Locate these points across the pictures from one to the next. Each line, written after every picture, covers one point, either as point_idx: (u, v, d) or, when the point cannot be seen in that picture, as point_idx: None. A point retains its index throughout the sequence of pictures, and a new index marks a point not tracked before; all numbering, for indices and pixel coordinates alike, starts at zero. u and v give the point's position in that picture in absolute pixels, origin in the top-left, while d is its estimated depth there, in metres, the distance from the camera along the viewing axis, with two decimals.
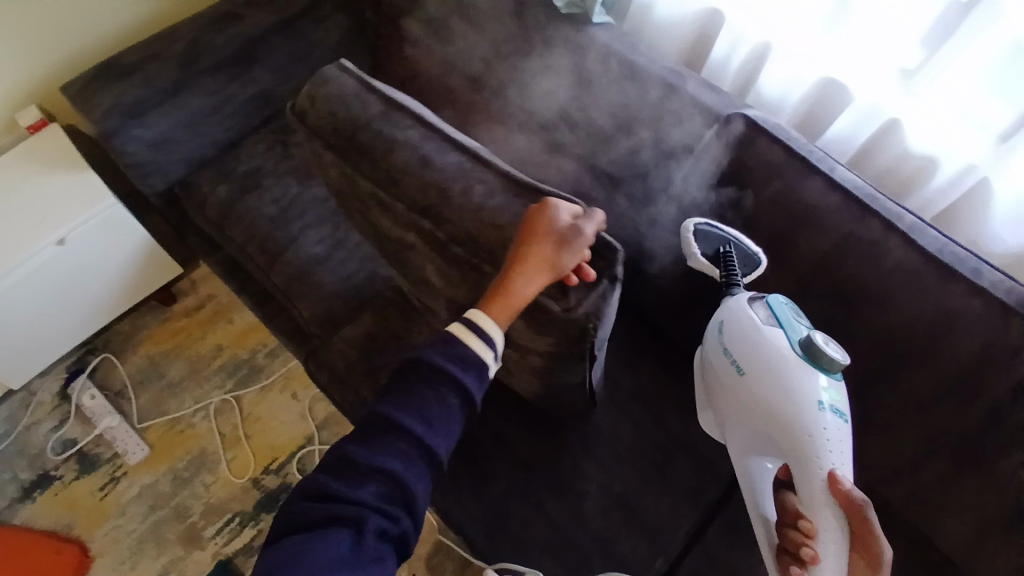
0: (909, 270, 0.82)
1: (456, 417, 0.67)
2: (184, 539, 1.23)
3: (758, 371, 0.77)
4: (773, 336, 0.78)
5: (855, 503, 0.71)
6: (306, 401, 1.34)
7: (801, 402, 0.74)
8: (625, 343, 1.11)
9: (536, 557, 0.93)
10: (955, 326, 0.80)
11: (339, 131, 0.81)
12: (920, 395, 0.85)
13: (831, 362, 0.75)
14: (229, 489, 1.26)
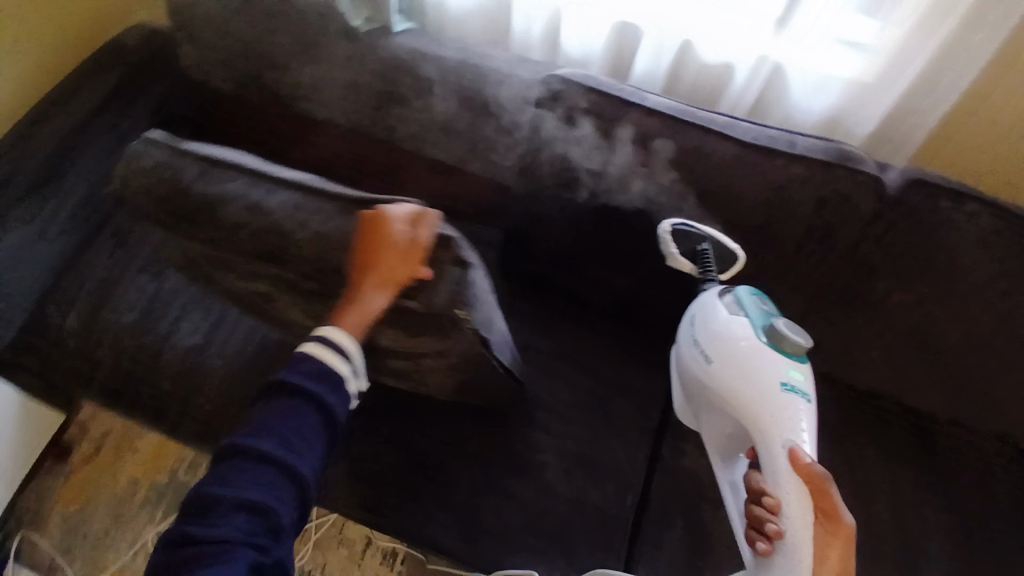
0: (738, 157, 0.92)
1: (310, 425, 0.69)
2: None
3: (727, 360, 0.81)
4: (738, 324, 0.83)
5: (817, 475, 0.72)
6: None
7: (766, 386, 0.78)
8: (530, 315, 1.13)
9: (521, 541, 0.93)
10: (785, 190, 0.91)
11: (169, 205, 0.76)
12: (784, 258, 0.96)
13: (795, 347, 0.80)
14: None
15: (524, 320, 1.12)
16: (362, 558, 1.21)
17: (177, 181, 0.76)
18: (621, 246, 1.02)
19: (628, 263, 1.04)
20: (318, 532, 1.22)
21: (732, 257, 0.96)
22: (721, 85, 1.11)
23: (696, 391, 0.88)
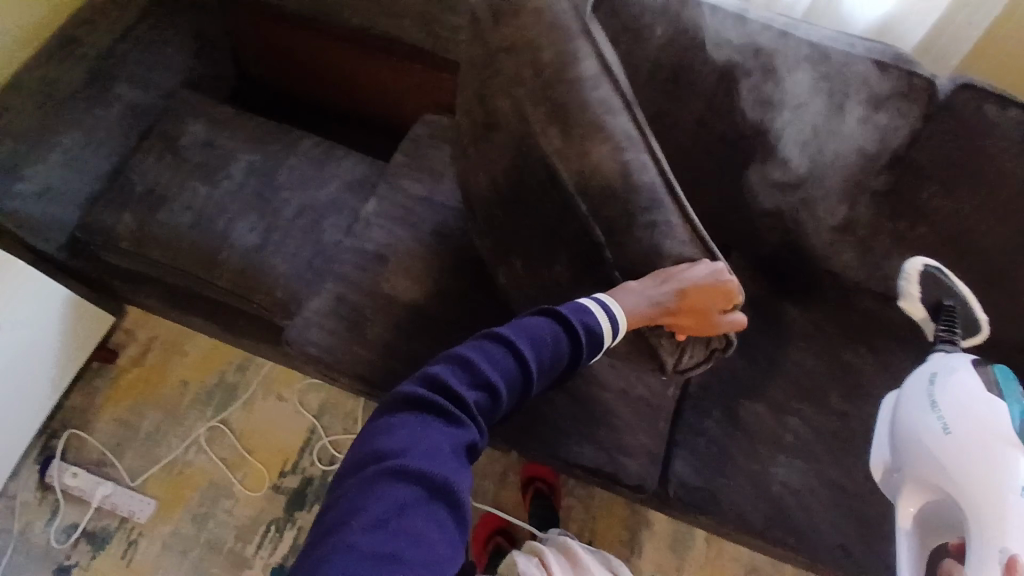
0: (793, 60, 0.95)
1: (565, 355, 0.72)
2: (230, 566, 1.19)
3: (971, 435, 0.79)
4: (993, 407, 0.81)
5: None
6: (294, 397, 1.29)
7: (1003, 482, 0.75)
8: None
9: (570, 427, 0.97)
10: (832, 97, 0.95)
11: (556, 72, 0.80)
12: (829, 164, 0.99)
13: None
14: (253, 505, 1.22)
15: None
16: None
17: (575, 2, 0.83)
18: (672, 152, 1.04)
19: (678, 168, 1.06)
20: None
21: (974, 326, 1.04)
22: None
23: (912, 454, 0.84)
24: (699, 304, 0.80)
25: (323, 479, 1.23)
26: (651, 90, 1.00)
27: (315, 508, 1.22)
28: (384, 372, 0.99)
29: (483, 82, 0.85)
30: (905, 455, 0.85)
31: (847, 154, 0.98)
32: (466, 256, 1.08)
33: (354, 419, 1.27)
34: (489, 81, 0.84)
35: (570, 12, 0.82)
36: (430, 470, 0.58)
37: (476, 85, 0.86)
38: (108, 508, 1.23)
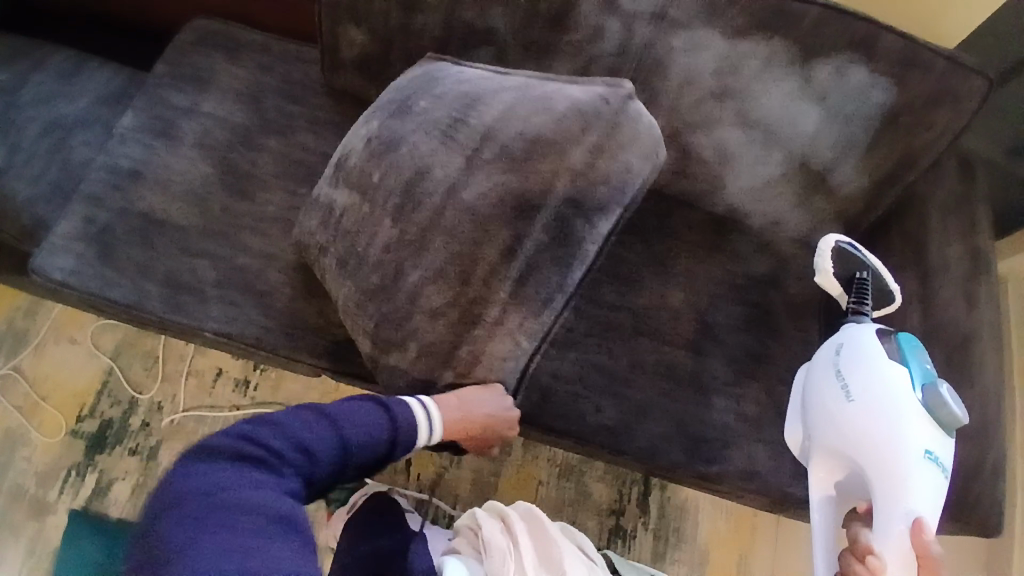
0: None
1: (380, 432, 0.76)
2: (30, 512, 1.15)
3: (874, 399, 0.79)
4: (895, 372, 0.79)
5: (931, 553, 0.72)
6: (89, 339, 1.24)
7: (911, 453, 0.75)
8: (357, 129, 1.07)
9: (335, 332, 0.97)
10: None
11: (583, 199, 0.80)
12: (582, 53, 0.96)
13: (953, 419, 0.77)
14: (54, 449, 1.18)
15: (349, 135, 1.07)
16: (211, 390, 1.24)
17: (650, 153, 0.82)
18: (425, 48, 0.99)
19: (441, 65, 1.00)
20: (165, 370, 1.25)
21: (888, 298, 0.94)
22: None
23: (826, 432, 0.82)
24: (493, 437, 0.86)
25: (124, 418, 1.21)
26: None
27: (117, 449, 1.19)
28: (137, 294, 0.95)
29: (548, 131, 0.81)
30: (816, 428, 0.84)
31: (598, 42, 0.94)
32: (228, 168, 1.02)
33: (153, 358, 1.25)
34: (548, 144, 0.80)
35: (630, 182, 0.82)
36: (247, 503, 0.63)
37: (541, 117, 0.82)
38: None
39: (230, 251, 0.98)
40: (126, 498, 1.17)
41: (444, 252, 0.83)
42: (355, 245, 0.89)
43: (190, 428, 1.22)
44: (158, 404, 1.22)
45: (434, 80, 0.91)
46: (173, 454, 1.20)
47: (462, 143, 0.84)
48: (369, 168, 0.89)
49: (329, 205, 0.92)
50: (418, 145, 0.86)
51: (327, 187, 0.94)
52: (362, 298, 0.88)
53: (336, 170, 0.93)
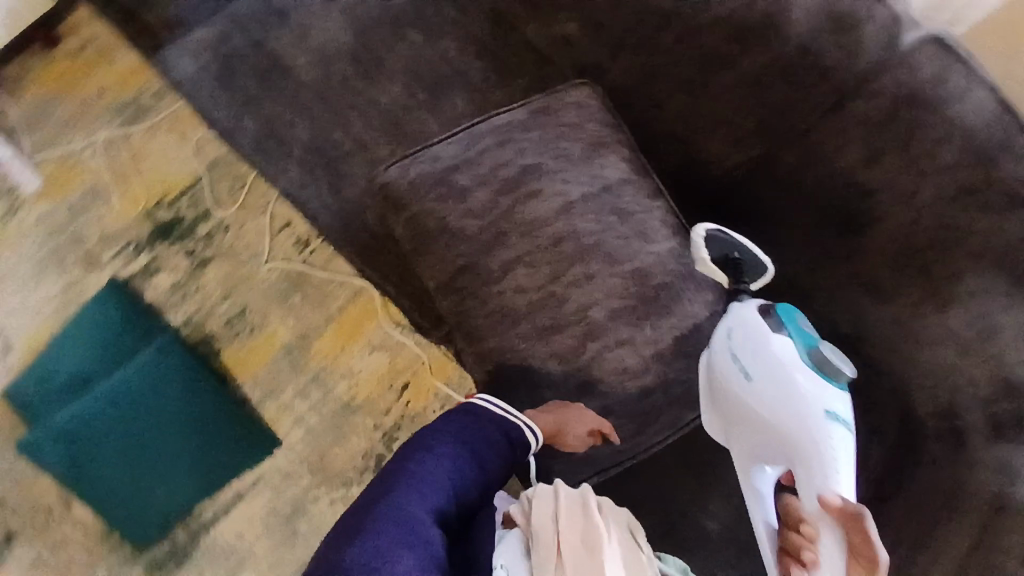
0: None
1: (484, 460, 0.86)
2: (83, 263, 1.25)
3: (772, 378, 0.69)
4: (784, 346, 0.69)
5: (851, 514, 0.62)
6: (195, 141, 1.29)
7: (807, 413, 0.66)
8: (497, 56, 1.01)
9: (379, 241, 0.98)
10: None
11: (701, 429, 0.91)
12: (752, 81, 0.82)
13: (839, 373, 0.67)
14: (126, 219, 1.26)
15: (486, 59, 1.01)
16: (275, 235, 1.28)
17: None
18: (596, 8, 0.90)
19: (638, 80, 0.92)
20: (246, 199, 1.28)
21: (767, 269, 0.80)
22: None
23: (730, 400, 0.74)
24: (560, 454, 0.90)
25: (193, 222, 1.27)
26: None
27: (176, 245, 1.26)
28: (237, 127, 1.00)
29: None
30: (728, 411, 0.75)
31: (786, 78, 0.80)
32: (364, 44, 1.00)
33: (241, 184, 1.28)
34: None
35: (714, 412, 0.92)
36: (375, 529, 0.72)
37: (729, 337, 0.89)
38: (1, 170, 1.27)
39: (329, 124, 0.98)
40: (164, 289, 1.25)
41: (574, 378, 0.84)
42: (508, 298, 0.84)
43: (242, 258, 1.27)
44: (226, 225, 1.27)
45: (651, 202, 0.87)
46: (218, 273, 1.26)
47: (676, 321, 0.83)
48: (568, 254, 0.83)
49: (498, 236, 0.84)
50: (606, 268, 0.82)
51: (494, 219, 0.85)
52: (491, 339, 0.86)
53: (507, 216, 0.84)
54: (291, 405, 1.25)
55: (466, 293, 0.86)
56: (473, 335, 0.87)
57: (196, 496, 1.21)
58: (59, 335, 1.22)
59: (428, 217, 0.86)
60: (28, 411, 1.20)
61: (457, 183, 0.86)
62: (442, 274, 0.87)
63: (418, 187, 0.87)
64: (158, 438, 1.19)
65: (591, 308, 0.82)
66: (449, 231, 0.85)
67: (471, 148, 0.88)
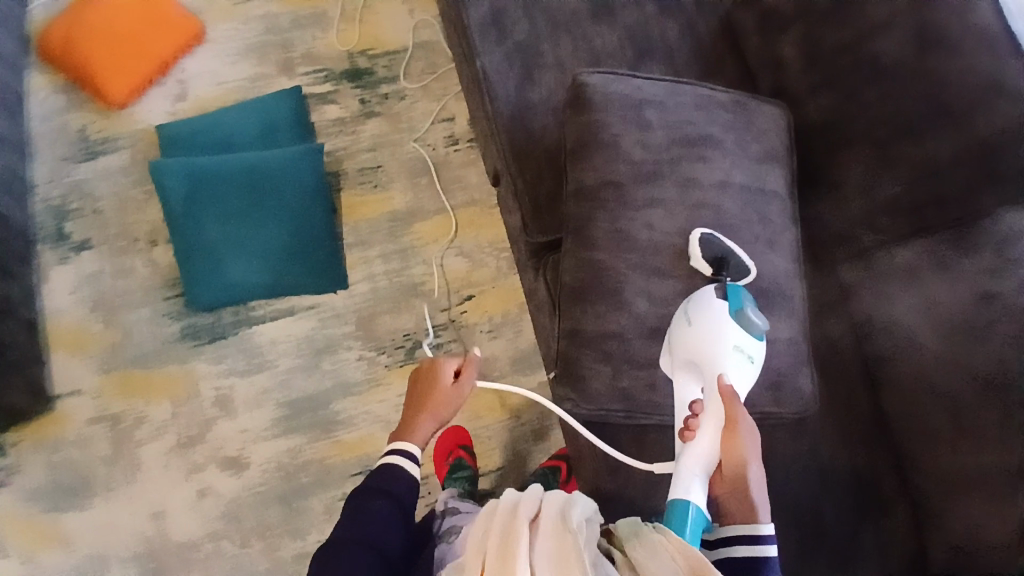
0: (988, 28, 0.87)
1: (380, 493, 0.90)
2: (278, 66, 1.40)
3: (707, 324, 0.85)
4: (715, 305, 0.86)
5: (730, 402, 0.84)
6: (418, 20, 1.44)
7: (720, 347, 0.85)
8: (704, 56, 1.12)
9: (536, 146, 1.07)
10: (1001, 99, 0.86)
11: None
12: (936, 163, 0.91)
13: (752, 325, 0.86)
14: (330, 50, 1.41)
15: (694, 53, 1.12)
16: (436, 122, 1.39)
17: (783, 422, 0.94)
18: (823, 43, 0.98)
19: (828, 125, 1.00)
20: (431, 83, 1.41)
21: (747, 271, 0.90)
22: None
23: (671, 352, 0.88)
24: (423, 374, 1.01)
25: (380, 79, 1.40)
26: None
27: (357, 90, 1.39)
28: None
29: (788, 365, 0.92)
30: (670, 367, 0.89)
31: (960, 169, 0.90)
32: None
33: (433, 70, 1.42)
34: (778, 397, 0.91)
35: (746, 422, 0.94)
36: None
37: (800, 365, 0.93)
38: None
39: (546, 38, 1.11)
40: (329, 118, 1.38)
41: (655, 322, 0.89)
42: (637, 230, 0.91)
43: (401, 126, 1.39)
44: (403, 95, 1.40)
45: (788, 225, 0.97)
46: (376, 128, 1.38)
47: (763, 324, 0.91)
48: (706, 220, 0.92)
49: (655, 173, 0.92)
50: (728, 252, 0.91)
51: (662, 159, 0.93)
52: (600, 258, 0.91)
53: (672, 165, 0.93)
54: (371, 261, 1.32)
55: (601, 205, 0.92)
56: (586, 241, 0.92)
57: (256, 290, 1.26)
58: (228, 107, 1.35)
59: (606, 129, 0.93)
60: (172, 146, 1.31)
61: (645, 116, 0.94)
62: (590, 178, 0.93)
63: (611, 101, 0.94)
64: (260, 224, 1.27)
65: (699, 276, 0.90)
66: (617, 147, 0.93)
67: (665, 98, 0.96)
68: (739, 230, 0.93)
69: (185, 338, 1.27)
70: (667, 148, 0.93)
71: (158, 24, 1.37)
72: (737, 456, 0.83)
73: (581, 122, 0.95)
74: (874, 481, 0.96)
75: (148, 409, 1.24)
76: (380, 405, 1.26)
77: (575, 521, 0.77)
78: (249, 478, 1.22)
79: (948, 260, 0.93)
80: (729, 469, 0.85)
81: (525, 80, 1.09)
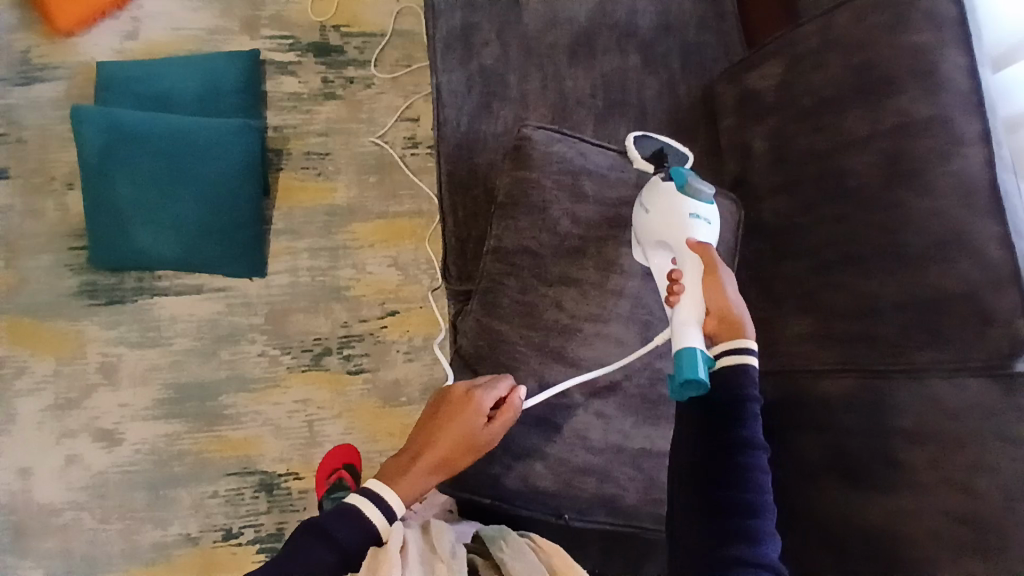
0: (969, 181, 0.78)
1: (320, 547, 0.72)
2: (243, 23, 1.29)
3: (663, 205, 0.79)
4: (665, 184, 0.81)
5: (706, 253, 0.77)
6: (403, 5, 1.33)
7: (676, 216, 0.79)
8: (677, 124, 1.04)
9: (475, 183, 0.99)
10: (959, 258, 0.77)
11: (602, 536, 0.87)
12: (876, 305, 0.84)
13: (702, 191, 0.80)
14: (302, 18, 1.30)
15: (668, 119, 1.04)
16: (399, 120, 1.30)
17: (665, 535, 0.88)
18: (796, 146, 0.91)
19: (780, 230, 0.95)
20: (402, 77, 1.31)
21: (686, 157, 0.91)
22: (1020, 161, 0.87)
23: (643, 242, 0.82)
24: (450, 399, 0.79)
25: (347, 61, 1.30)
26: (860, 71, 0.85)
27: (321, 66, 1.29)
28: (446, 9, 1.02)
29: None
30: (646, 259, 0.83)
31: (901, 316, 0.82)
32: (589, 36, 1.04)
33: (408, 64, 1.31)
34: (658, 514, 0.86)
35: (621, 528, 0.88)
36: None
37: None
38: None
39: (514, 68, 1.02)
40: (285, 91, 1.28)
41: (544, 410, 0.83)
42: (547, 309, 0.84)
43: (360, 116, 1.29)
44: (370, 83, 1.30)
45: None
46: (332, 112, 1.29)
47: (657, 435, 0.86)
48: (621, 311, 0.84)
49: (580, 251, 0.85)
50: (634, 353, 0.85)
51: (591, 237, 0.86)
52: (501, 332, 0.85)
53: (599, 245, 0.85)
54: (296, 254, 1.25)
55: (514, 272, 0.86)
56: (492, 307, 0.86)
57: (165, 262, 1.18)
58: (178, 57, 1.25)
59: (539, 192, 0.86)
60: (104, 87, 1.20)
61: (583, 186, 0.87)
62: (511, 241, 0.86)
63: (550, 163, 0.87)
64: (184, 190, 1.18)
65: (600, 372, 0.83)
66: (547, 214, 0.86)
67: (613, 170, 0.88)
68: (651, 329, 0.86)
69: (82, 295, 1.19)
70: (601, 228, 0.86)
71: None
72: (723, 302, 0.75)
73: (518, 179, 0.87)
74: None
75: (29, 362, 1.16)
76: (273, 407, 1.21)
77: (448, 548, 0.72)
78: (120, 456, 1.15)
79: (861, 406, 0.84)
80: (718, 315, 0.75)
81: (481, 110, 1.00)
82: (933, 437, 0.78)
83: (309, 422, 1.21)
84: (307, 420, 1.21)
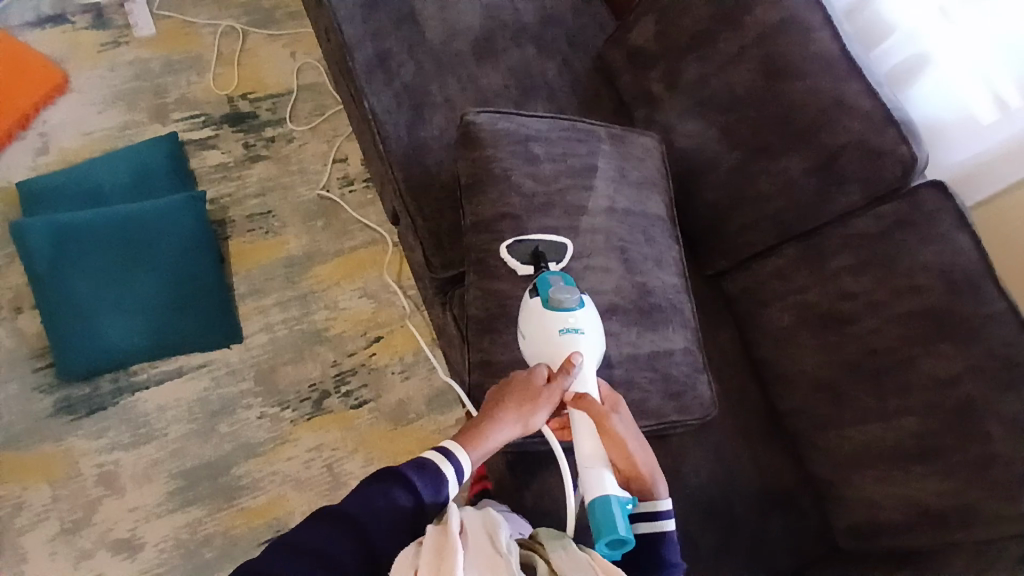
0: (828, 57, 0.98)
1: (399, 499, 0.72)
2: (152, 113, 1.32)
3: (538, 333, 0.84)
4: (534, 308, 0.85)
5: (591, 403, 0.80)
6: (301, 63, 1.42)
7: (553, 339, 0.83)
8: (583, 92, 1.20)
9: (430, 182, 1.08)
10: (843, 115, 0.96)
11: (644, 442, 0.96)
12: (793, 176, 1.00)
13: (565, 300, 0.84)
14: (209, 95, 1.35)
15: (574, 90, 1.19)
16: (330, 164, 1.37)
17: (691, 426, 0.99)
18: (686, 76, 1.08)
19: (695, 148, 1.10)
20: (320, 125, 1.38)
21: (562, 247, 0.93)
22: (862, 35, 1.09)
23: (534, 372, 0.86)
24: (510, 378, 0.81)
25: (264, 123, 1.36)
26: (718, 5, 1.04)
27: (240, 134, 1.34)
28: (357, 42, 1.12)
29: (690, 374, 0.98)
30: None
31: (815, 178, 0.99)
32: (489, 37, 1.18)
33: (321, 112, 1.39)
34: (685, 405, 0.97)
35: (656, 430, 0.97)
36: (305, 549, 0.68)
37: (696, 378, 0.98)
38: (126, 10, 1.37)
39: (433, 78, 1.13)
40: (210, 165, 1.31)
41: None
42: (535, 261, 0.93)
43: (291, 169, 1.35)
44: (292, 137, 1.36)
45: (670, 243, 1.04)
46: (263, 171, 1.33)
47: (662, 339, 0.96)
48: (599, 243, 0.96)
49: (546, 204, 0.96)
50: (620, 274, 0.96)
51: (552, 190, 0.97)
52: (502, 291, 0.92)
53: (560, 194, 0.97)
54: (267, 311, 1.26)
55: (498, 237, 0.94)
56: (488, 273, 0.93)
57: (139, 354, 1.16)
58: (97, 159, 1.26)
59: (497, 164, 0.96)
60: (31, 203, 1.20)
61: (532, 150, 0.98)
62: (487, 212, 0.95)
63: (499, 138, 0.98)
64: (139, 280, 1.18)
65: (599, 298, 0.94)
66: (510, 180, 0.96)
67: (551, 132, 1.01)
68: (627, 253, 0.98)
69: (59, 415, 1.14)
70: (559, 180, 0.98)
71: (16, 76, 1.27)
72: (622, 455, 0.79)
73: (473, 159, 0.97)
74: (767, 470, 1.04)
75: (24, 496, 1.09)
76: (288, 463, 1.19)
77: (504, 541, 0.68)
78: (145, 561, 1.10)
79: (808, 261, 1.01)
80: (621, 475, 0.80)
81: (416, 119, 1.10)
82: (873, 261, 0.95)
83: (329, 465, 1.20)
84: (325, 464, 1.20)
